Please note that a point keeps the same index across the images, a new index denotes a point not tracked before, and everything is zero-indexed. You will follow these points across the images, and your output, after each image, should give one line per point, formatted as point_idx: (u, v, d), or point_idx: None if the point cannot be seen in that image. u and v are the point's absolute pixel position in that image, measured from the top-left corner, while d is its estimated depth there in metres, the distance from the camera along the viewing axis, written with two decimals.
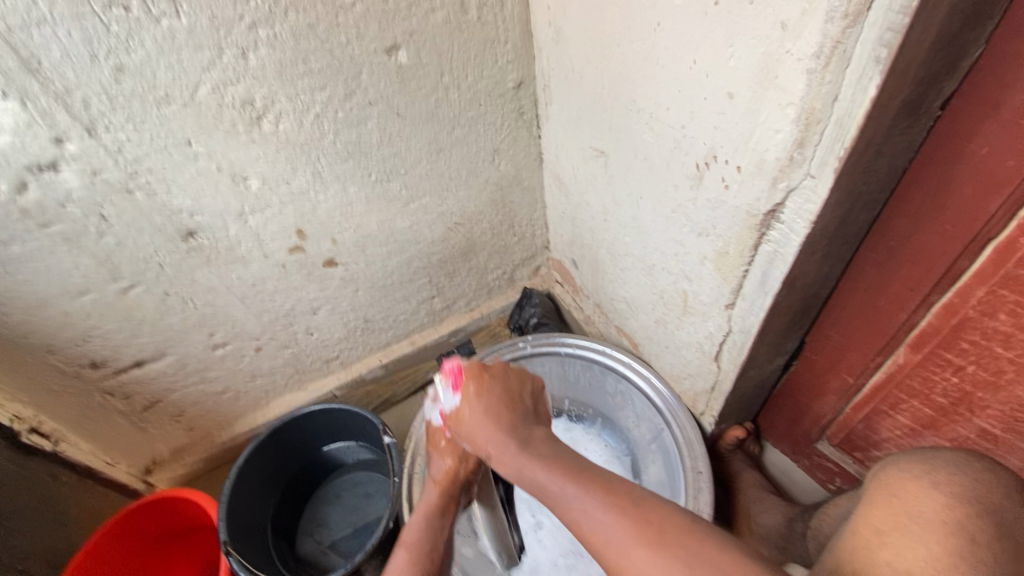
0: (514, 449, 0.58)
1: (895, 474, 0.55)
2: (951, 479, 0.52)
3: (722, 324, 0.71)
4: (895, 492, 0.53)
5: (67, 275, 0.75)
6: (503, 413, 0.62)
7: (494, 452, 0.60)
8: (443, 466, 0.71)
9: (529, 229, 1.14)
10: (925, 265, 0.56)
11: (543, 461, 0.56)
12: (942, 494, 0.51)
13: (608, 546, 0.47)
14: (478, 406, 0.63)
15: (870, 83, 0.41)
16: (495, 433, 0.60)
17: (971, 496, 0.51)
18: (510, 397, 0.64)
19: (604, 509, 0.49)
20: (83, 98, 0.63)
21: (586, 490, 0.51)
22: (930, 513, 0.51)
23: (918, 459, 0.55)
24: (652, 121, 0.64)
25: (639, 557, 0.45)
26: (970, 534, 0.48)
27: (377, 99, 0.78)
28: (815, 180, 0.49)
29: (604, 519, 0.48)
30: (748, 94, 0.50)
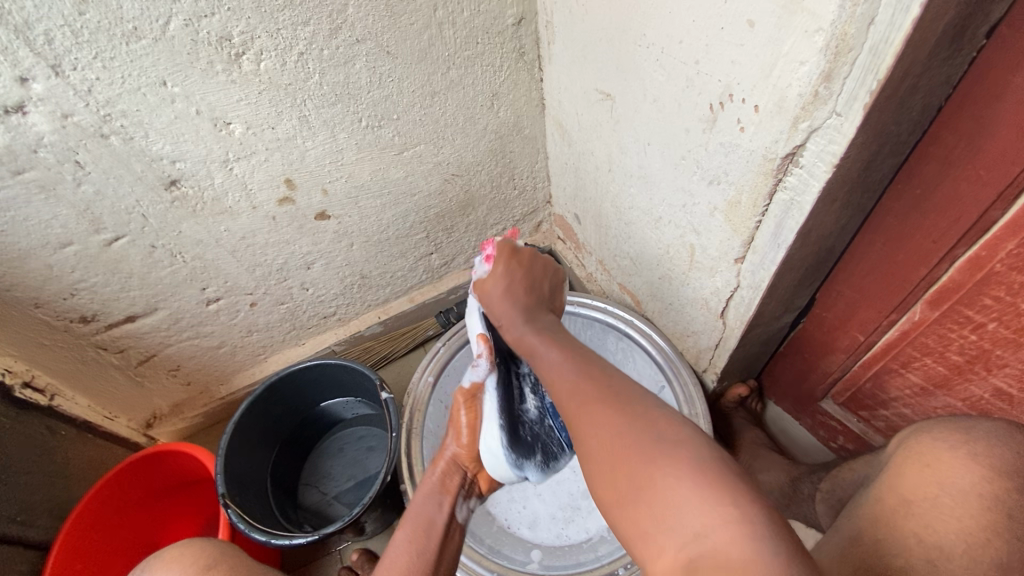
0: (524, 322, 0.62)
1: (927, 444, 0.53)
2: (991, 451, 0.50)
3: (729, 279, 0.68)
4: (926, 461, 0.52)
5: (47, 227, 0.72)
6: (523, 287, 0.66)
7: (508, 322, 0.64)
8: (453, 449, 0.73)
9: (530, 182, 1.09)
10: (952, 215, 0.52)
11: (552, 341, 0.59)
12: (980, 465, 0.49)
13: (566, 395, 0.52)
14: (511, 265, 0.67)
15: (914, 2, 0.36)
16: (514, 311, 0.64)
17: (1010, 470, 0.49)
18: (534, 288, 0.67)
19: (573, 366, 0.54)
20: (45, 32, 0.58)
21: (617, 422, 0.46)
22: (963, 482, 0.49)
23: (951, 429, 0.53)
24: (664, 58, 0.59)
25: (592, 412, 0.48)
26: (1008, 509, 0.47)
27: (365, 36, 0.72)
28: (841, 119, 0.44)
29: (571, 376, 0.53)
30: (771, 21, 0.44)
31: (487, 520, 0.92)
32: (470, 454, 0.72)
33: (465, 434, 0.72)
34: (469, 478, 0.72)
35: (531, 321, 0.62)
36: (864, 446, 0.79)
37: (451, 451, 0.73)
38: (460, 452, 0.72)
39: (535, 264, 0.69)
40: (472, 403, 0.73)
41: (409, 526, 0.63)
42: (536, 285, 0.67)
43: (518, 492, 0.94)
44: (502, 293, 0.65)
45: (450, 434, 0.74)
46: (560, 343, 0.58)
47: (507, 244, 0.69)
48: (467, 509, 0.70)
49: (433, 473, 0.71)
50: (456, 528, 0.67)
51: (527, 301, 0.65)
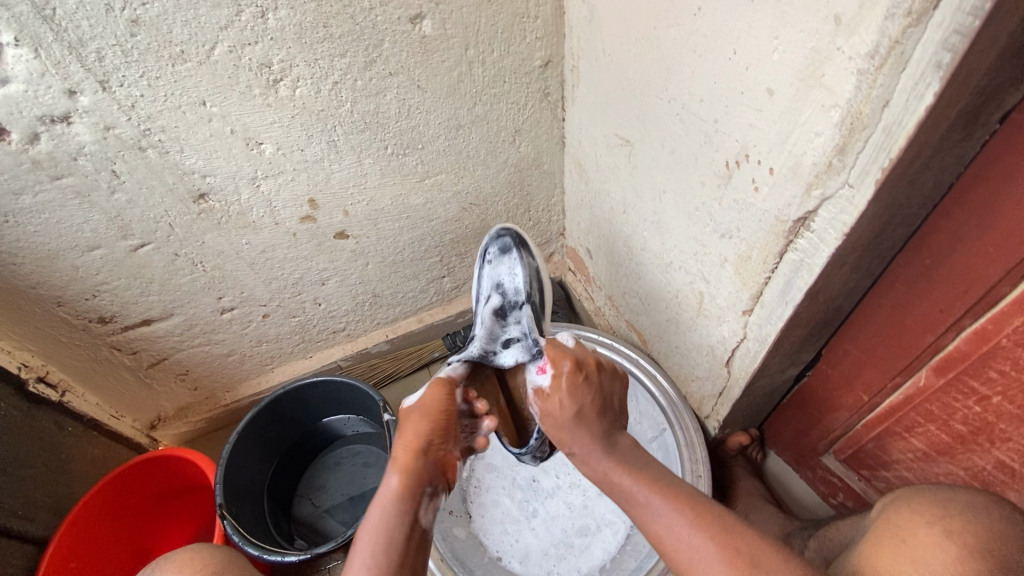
0: (604, 454, 0.60)
1: (906, 518, 0.55)
2: (966, 529, 0.52)
3: (736, 330, 0.68)
4: (903, 538, 0.54)
5: (77, 230, 0.75)
6: (582, 418, 0.62)
7: (579, 453, 0.62)
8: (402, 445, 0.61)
9: (545, 214, 1.11)
10: (960, 288, 0.53)
11: (625, 471, 0.59)
12: (954, 544, 0.51)
13: (683, 556, 0.53)
14: (569, 401, 0.62)
15: (927, 90, 0.37)
16: (587, 439, 0.61)
17: (982, 548, 0.50)
18: (598, 403, 0.63)
19: (697, 529, 0.54)
20: (97, 50, 0.61)
21: (669, 508, 0.56)
22: (937, 562, 0.51)
23: (931, 502, 0.55)
24: (683, 113, 0.61)
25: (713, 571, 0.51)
26: None
27: (398, 70, 0.75)
28: (853, 191, 0.46)
29: (693, 538, 0.53)
30: (789, 92, 0.46)
31: (478, 549, 0.92)
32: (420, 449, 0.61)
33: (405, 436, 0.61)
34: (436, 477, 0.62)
35: (580, 445, 0.61)
36: (864, 506, 0.78)
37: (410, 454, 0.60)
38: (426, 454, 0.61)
39: (589, 396, 0.63)
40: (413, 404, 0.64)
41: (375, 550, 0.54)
42: (608, 414, 0.63)
43: (512, 524, 0.94)
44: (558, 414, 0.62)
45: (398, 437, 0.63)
46: (639, 473, 0.59)
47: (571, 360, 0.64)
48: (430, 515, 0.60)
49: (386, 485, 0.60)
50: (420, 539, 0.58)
51: (599, 425, 0.62)
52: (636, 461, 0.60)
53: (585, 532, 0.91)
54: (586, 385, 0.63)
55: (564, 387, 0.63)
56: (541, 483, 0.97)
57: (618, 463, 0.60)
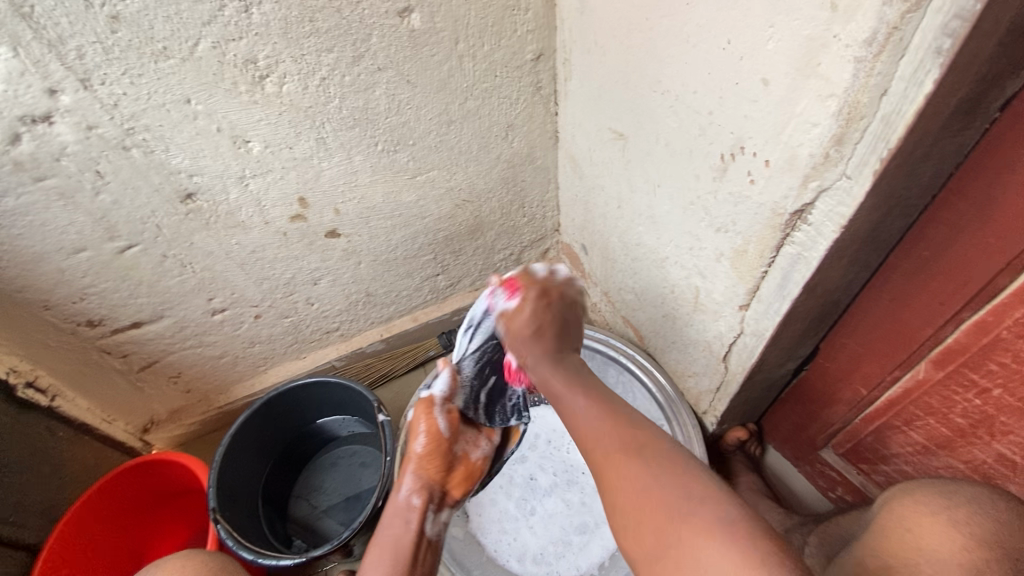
0: (543, 357, 0.59)
1: (910, 508, 0.55)
2: (970, 520, 0.52)
3: (733, 325, 0.67)
4: (907, 528, 0.54)
5: (62, 232, 0.74)
6: (540, 331, 0.61)
7: (530, 365, 0.60)
8: (419, 450, 0.66)
9: (539, 210, 1.10)
10: (959, 279, 0.52)
11: (566, 376, 0.57)
12: (961, 534, 0.51)
13: (589, 435, 0.52)
14: (530, 318, 0.61)
15: (927, 78, 0.36)
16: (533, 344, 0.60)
17: (989, 539, 0.50)
18: (556, 326, 0.61)
19: (603, 414, 0.53)
20: (77, 48, 0.60)
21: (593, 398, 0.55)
22: (944, 551, 0.51)
23: (937, 494, 0.55)
24: (678, 105, 0.60)
25: (611, 450, 0.50)
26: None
27: (387, 64, 0.74)
28: (851, 182, 0.45)
29: (599, 422, 0.52)
30: (785, 82, 0.45)
31: (476, 549, 0.91)
32: (433, 461, 0.66)
33: (422, 447, 0.66)
34: (440, 487, 0.65)
35: (529, 348, 0.60)
36: (862, 500, 0.78)
37: (411, 466, 0.66)
38: (427, 467, 0.66)
39: (552, 321, 0.61)
40: (431, 413, 0.68)
41: (376, 555, 0.59)
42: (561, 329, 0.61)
43: (510, 523, 0.93)
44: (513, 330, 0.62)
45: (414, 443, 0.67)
46: (577, 377, 0.57)
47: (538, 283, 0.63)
48: (439, 523, 0.64)
49: (398, 489, 0.65)
50: (425, 546, 0.62)
51: (553, 346, 0.60)
52: (579, 370, 0.58)
53: (583, 530, 0.91)
54: (555, 311, 0.62)
55: (529, 308, 0.62)
56: (539, 481, 0.96)
57: (560, 370, 0.58)
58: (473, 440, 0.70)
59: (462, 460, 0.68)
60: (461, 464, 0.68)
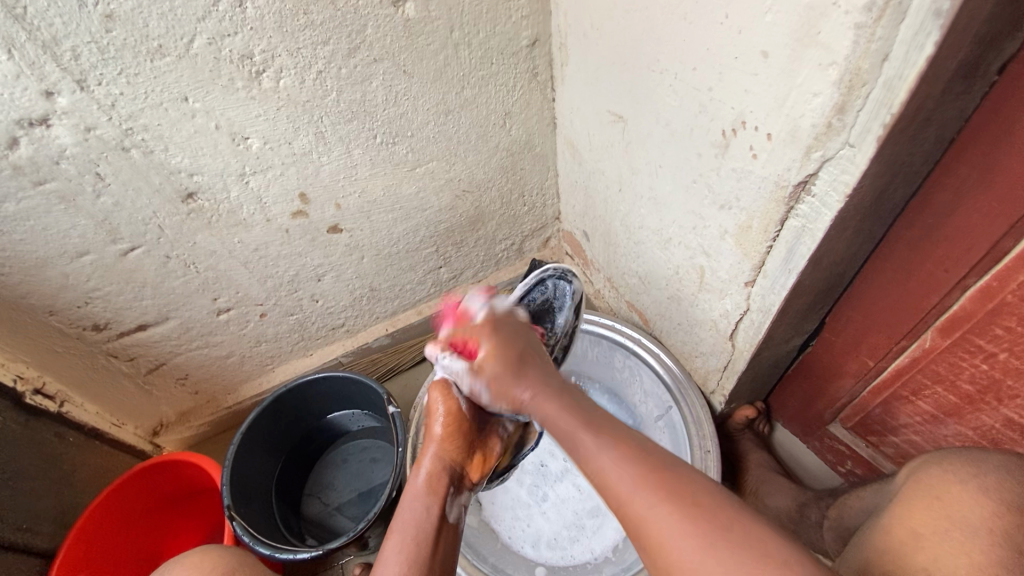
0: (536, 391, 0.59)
1: (939, 476, 0.55)
2: (1001, 486, 0.52)
3: (739, 302, 0.68)
4: (936, 494, 0.54)
5: (65, 236, 0.74)
6: (522, 364, 0.61)
7: (527, 395, 0.59)
8: (438, 435, 0.65)
9: (540, 199, 1.10)
10: (964, 245, 0.52)
11: (561, 404, 0.56)
12: (990, 499, 0.51)
13: (617, 497, 0.47)
14: (497, 354, 0.63)
15: (927, 40, 0.36)
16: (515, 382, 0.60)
17: (1020, 504, 0.50)
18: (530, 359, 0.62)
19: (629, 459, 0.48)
20: (72, 48, 0.59)
21: (614, 447, 0.49)
22: (972, 516, 0.51)
23: (963, 462, 0.55)
24: (677, 84, 0.60)
25: (641, 508, 0.45)
26: (1017, 543, 0.48)
27: (383, 55, 0.74)
28: (854, 150, 0.45)
29: (623, 470, 0.47)
30: (785, 52, 0.45)
31: (490, 537, 0.92)
32: (454, 446, 0.65)
33: (441, 432, 0.65)
34: (458, 470, 0.65)
35: (527, 389, 0.59)
36: (872, 472, 0.78)
37: (431, 449, 0.65)
38: (446, 450, 0.65)
39: (518, 352, 0.63)
40: (450, 395, 0.67)
41: (397, 539, 0.57)
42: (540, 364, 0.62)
43: (522, 509, 0.94)
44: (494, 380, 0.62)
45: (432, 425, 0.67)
46: (589, 418, 0.53)
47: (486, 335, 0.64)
48: (459, 506, 0.63)
49: (417, 473, 0.63)
50: (446, 529, 0.60)
51: (553, 377, 0.61)
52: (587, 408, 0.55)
53: (596, 513, 0.91)
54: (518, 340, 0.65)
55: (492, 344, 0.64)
56: (549, 467, 0.97)
57: (568, 409, 0.55)
58: (490, 429, 0.70)
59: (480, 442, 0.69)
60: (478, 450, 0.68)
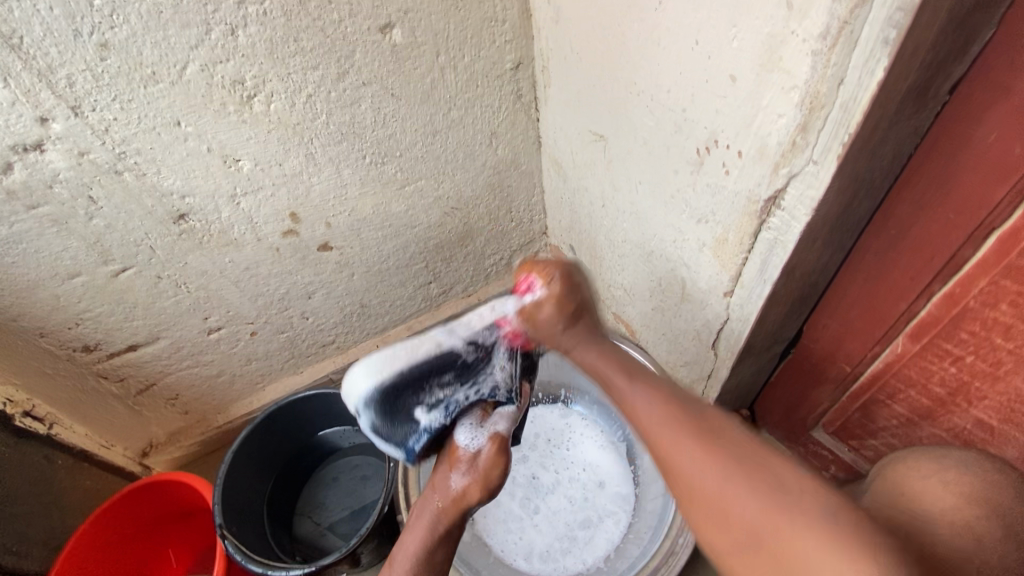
0: (592, 341, 0.58)
1: (902, 470, 0.57)
2: (961, 478, 0.53)
3: (719, 312, 0.70)
4: (900, 486, 0.56)
5: (56, 258, 0.74)
6: (576, 319, 0.58)
7: (570, 347, 0.58)
8: (465, 484, 0.59)
9: (527, 214, 1.12)
10: (927, 253, 0.55)
11: (608, 363, 0.56)
12: (949, 487, 0.52)
13: (658, 435, 0.49)
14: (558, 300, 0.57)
15: (877, 66, 0.39)
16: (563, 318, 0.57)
17: (979, 496, 0.50)
18: (585, 305, 0.58)
19: (664, 404, 0.50)
20: (67, 76, 0.61)
21: (653, 394, 0.52)
22: (933, 503, 0.52)
23: (932, 458, 0.57)
24: (653, 104, 0.63)
25: (685, 448, 0.47)
26: (976, 532, 0.48)
27: (371, 79, 0.76)
28: (817, 167, 0.48)
29: (655, 409, 0.50)
30: (750, 77, 0.48)
31: (483, 551, 0.92)
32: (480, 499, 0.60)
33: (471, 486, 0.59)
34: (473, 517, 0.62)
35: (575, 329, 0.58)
36: (855, 476, 0.80)
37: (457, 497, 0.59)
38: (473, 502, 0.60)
39: (577, 297, 0.58)
40: (495, 454, 0.60)
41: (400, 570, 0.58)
42: (591, 309, 0.59)
43: (515, 522, 0.94)
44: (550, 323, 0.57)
45: (462, 472, 0.60)
46: (635, 372, 0.55)
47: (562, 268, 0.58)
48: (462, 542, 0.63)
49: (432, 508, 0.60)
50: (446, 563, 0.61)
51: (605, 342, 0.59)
52: (628, 362, 0.57)
53: (588, 524, 0.92)
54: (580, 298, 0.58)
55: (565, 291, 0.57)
56: (541, 480, 0.97)
57: (613, 364, 0.56)
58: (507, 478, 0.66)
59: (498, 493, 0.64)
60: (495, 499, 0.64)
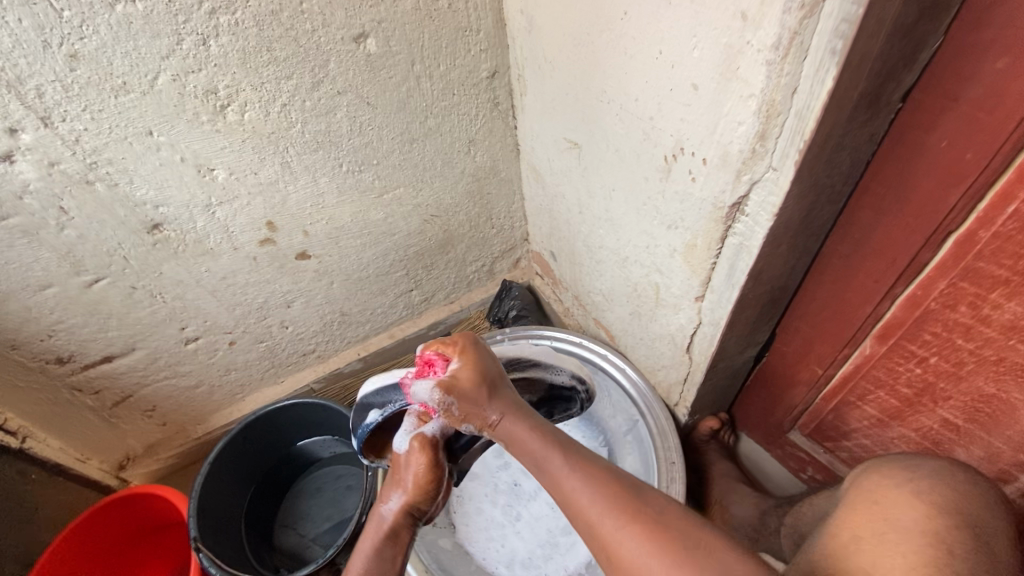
0: (506, 413, 0.60)
1: (876, 482, 0.57)
2: (934, 489, 0.53)
3: (692, 316, 0.71)
4: (875, 499, 0.55)
5: (27, 269, 0.74)
6: (494, 393, 0.61)
7: (499, 421, 0.60)
8: (410, 480, 0.64)
9: (507, 221, 1.13)
10: (889, 257, 0.56)
11: (539, 437, 0.58)
12: (921, 501, 0.53)
13: (599, 525, 0.52)
14: (468, 376, 0.61)
15: (827, 75, 0.40)
16: (476, 392, 0.60)
17: (949, 506, 0.52)
18: (491, 378, 0.62)
19: (597, 486, 0.53)
20: (36, 87, 0.61)
21: (586, 476, 0.54)
22: (908, 520, 0.52)
23: (902, 467, 0.57)
24: (622, 113, 0.64)
25: (630, 542, 0.50)
26: (948, 544, 0.49)
27: (346, 88, 0.76)
28: (777, 173, 0.49)
29: (593, 494, 0.53)
30: (711, 85, 0.49)
31: (464, 560, 0.92)
32: (419, 498, 0.65)
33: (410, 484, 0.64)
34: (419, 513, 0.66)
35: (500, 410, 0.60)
36: (831, 477, 0.81)
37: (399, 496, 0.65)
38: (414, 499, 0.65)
39: (473, 373, 0.61)
40: (426, 453, 0.64)
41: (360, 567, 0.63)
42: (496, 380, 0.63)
43: (496, 529, 0.94)
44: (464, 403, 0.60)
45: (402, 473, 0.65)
46: (553, 442, 0.58)
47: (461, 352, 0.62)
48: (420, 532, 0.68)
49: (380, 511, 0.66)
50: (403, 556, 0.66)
51: (524, 411, 0.61)
52: (545, 427, 0.59)
53: (569, 530, 0.92)
54: (495, 368, 0.64)
55: (476, 375, 0.61)
56: (523, 486, 0.97)
57: (539, 434, 0.58)
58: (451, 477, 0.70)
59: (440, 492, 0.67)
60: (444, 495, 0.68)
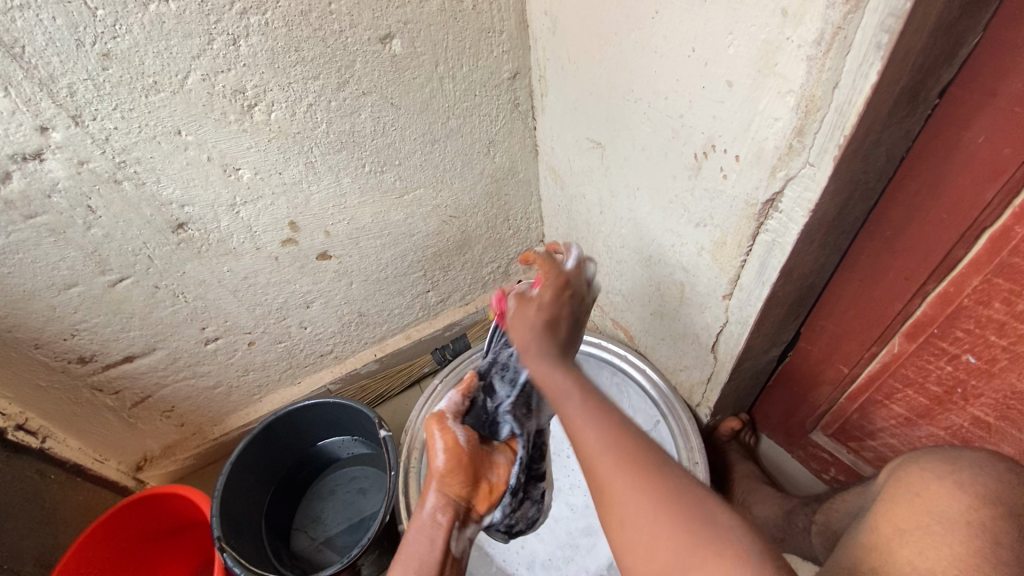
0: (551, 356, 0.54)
1: (917, 474, 0.56)
2: (975, 480, 0.53)
3: (718, 315, 0.71)
4: (916, 492, 0.54)
5: (53, 268, 0.74)
6: (551, 328, 0.57)
7: (532, 352, 0.55)
8: (440, 460, 0.62)
9: (524, 222, 1.13)
10: (922, 252, 0.56)
11: (574, 384, 0.50)
12: (966, 493, 0.52)
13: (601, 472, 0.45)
14: (541, 307, 0.59)
15: (871, 70, 0.41)
16: (532, 335, 0.56)
17: (994, 498, 0.51)
18: (563, 322, 0.59)
19: (610, 432, 0.46)
20: (68, 85, 0.61)
21: (598, 420, 0.47)
22: (952, 511, 0.51)
23: (939, 459, 0.56)
24: (650, 111, 0.64)
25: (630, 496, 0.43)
26: (994, 534, 0.49)
27: (371, 89, 0.77)
28: (814, 169, 0.49)
29: (606, 444, 0.46)
30: (747, 82, 0.49)
31: (485, 561, 0.91)
32: (458, 481, 0.62)
33: (443, 463, 0.62)
34: (465, 503, 0.61)
35: (541, 347, 0.55)
36: (855, 477, 0.81)
37: (434, 483, 0.62)
38: (449, 483, 0.61)
39: (562, 308, 0.60)
40: (446, 426, 0.64)
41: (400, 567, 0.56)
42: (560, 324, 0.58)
43: None
44: (519, 325, 0.58)
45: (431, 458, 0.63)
46: (584, 385, 0.51)
47: (553, 284, 0.62)
48: (464, 540, 0.60)
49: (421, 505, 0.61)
50: (452, 564, 0.57)
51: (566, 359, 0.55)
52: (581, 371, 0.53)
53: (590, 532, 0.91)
54: (570, 303, 0.61)
55: (549, 295, 0.61)
56: None
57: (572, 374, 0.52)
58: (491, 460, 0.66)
59: (490, 469, 0.65)
60: (483, 481, 0.64)
